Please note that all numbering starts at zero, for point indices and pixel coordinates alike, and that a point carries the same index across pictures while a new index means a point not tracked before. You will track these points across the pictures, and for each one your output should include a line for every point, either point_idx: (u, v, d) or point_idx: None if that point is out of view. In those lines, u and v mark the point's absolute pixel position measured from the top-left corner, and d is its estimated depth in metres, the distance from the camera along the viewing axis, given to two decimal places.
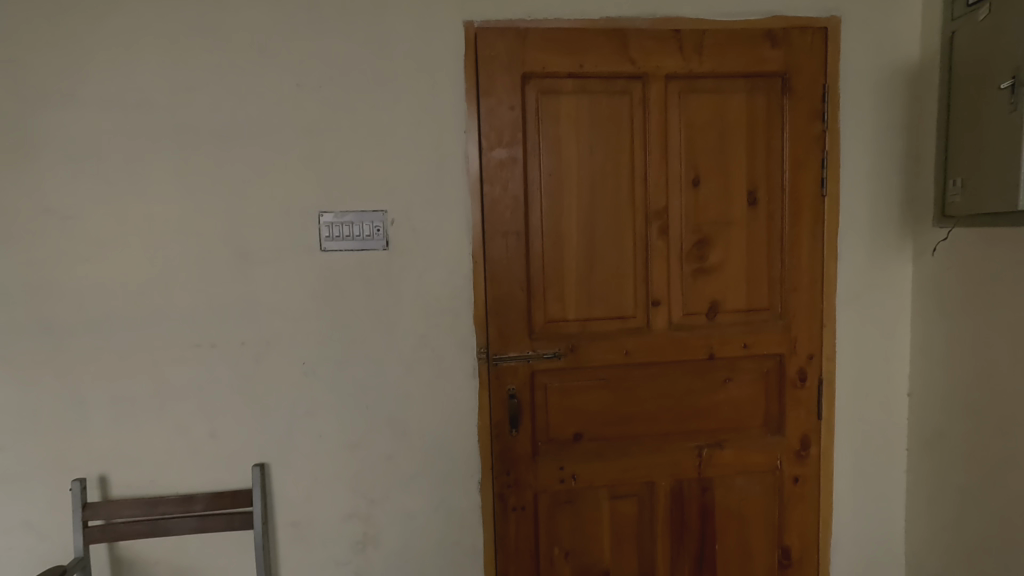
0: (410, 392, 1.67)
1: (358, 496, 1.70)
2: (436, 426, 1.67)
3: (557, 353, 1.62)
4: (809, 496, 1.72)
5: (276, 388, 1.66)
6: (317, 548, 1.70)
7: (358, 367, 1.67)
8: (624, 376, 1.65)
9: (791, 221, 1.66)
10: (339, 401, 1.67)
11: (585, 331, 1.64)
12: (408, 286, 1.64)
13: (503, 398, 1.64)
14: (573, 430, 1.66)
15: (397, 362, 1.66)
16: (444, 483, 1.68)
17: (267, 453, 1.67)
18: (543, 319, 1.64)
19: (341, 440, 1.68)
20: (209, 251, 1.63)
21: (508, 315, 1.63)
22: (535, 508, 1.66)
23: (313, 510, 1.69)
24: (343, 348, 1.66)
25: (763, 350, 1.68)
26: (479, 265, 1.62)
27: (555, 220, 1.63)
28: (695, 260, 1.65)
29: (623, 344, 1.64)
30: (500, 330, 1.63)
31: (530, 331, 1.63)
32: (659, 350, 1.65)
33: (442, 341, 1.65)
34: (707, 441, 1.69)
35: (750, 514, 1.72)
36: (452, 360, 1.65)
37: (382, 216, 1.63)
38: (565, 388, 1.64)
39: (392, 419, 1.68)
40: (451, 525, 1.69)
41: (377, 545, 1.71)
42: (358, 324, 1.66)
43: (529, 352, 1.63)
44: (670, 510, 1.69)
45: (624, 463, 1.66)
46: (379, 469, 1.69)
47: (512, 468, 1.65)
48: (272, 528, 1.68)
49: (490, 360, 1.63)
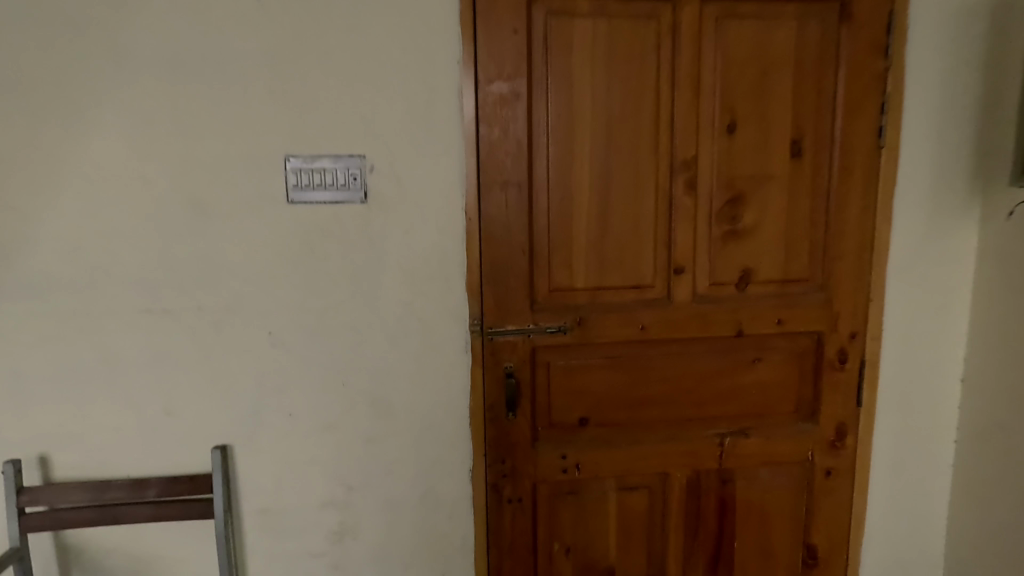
0: (393, 368, 1.45)
1: (335, 484, 1.50)
2: (422, 406, 1.47)
3: (563, 327, 1.40)
4: (840, 490, 1.53)
5: (239, 360, 1.45)
6: (288, 538, 1.52)
7: (333, 339, 1.45)
8: (639, 355, 1.44)
9: (840, 178, 1.42)
10: (312, 377, 1.46)
11: (595, 302, 1.41)
12: (391, 246, 1.41)
13: (499, 378, 1.43)
14: (579, 415, 1.44)
15: (378, 334, 1.44)
16: (432, 470, 1.49)
17: (230, 433, 1.47)
18: (548, 287, 1.41)
19: (314, 421, 1.48)
20: (157, 202, 1.39)
21: (507, 282, 1.40)
22: (534, 500, 1.46)
23: (284, 498, 1.50)
24: (315, 317, 1.44)
25: (799, 328, 1.46)
26: (474, 223, 1.39)
27: (564, 171, 1.38)
28: (726, 220, 1.41)
29: (638, 317, 1.41)
30: (497, 300, 1.40)
31: (532, 302, 1.40)
32: (681, 325, 1.42)
33: (431, 311, 1.43)
34: (729, 428, 1.49)
35: (774, 509, 1.53)
36: (442, 333, 1.43)
37: (359, 162, 1.38)
38: (571, 367, 1.42)
39: (373, 398, 1.47)
40: (440, 516, 1.50)
41: (356, 536, 1.52)
42: (332, 289, 1.43)
43: (530, 325, 1.40)
44: (685, 504, 1.50)
45: (635, 452, 1.46)
46: (358, 453, 1.49)
47: (508, 456, 1.44)
48: (237, 516, 1.50)
49: (485, 334, 1.41)
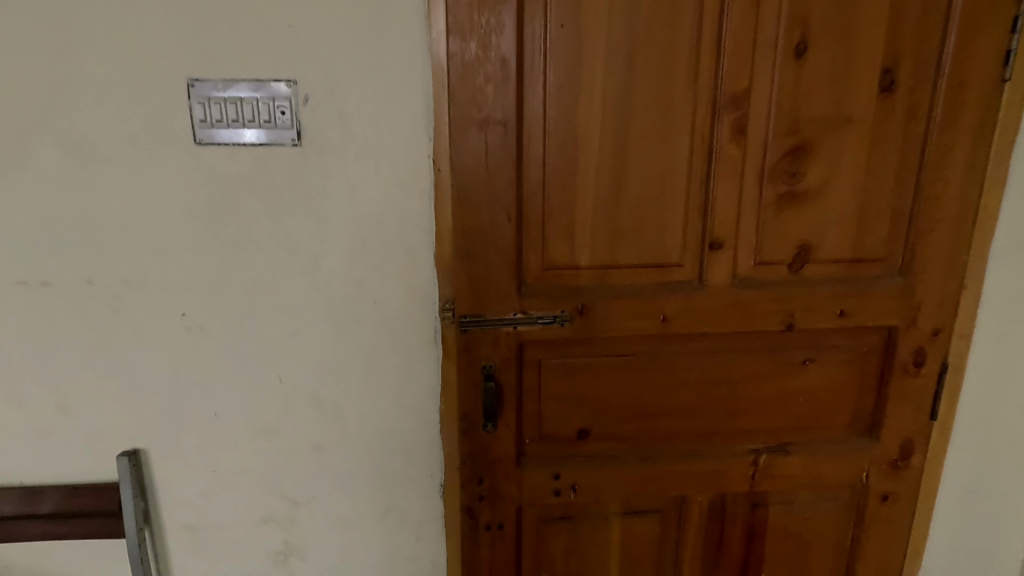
0: (342, 361, 1.15)
1: (276, 498, 1.23)
2: (380, 408, 1.17)
3: (560, 317, 1.07)
4: (897, 519, 1.24)
5: (147, 348, 1.14)
6: (222, 557, 1.26)
7: (266, 323, 1.13)
8: (657, 354, 1.11)
9: (943, 122, 1.04)
10: (241, 370, 1.15)
11: (603, 285, 1.07)
12: (335, 205, 1.06)
13: (476, 380, 1.11)
14: (578, 426, 1.14)
15: (323, 319, 1.12)
16: (394, 483, 1.22)
17: (142, 435, 1.18)
18: (542, 265, 1.07)
19: (245, 423, 1.19)
20: (21, 139, 1.03)
21: (488, 258, 1.06)
22: (518, 526, 1.18)
23: (214, 512, 1.23)
24: (241, 296, 1.12)
25: (867, 322, 1.12)
26: (444, 177, 1.03)
27: (567, 107, 1.01)
28: (783, 178, 1.05)
29: (659, 306, 1.08)
30: (475, 281, 1.07)
31: (520, 283, 1.07)
32: (713, 318, 1.09)
33: (389, 291, 1.10)
34: (766, 443, 1.18)
35: (813, 539, 1.25)
36: (404, 319, 1.11)
37: (288, 90, 1.02)
38: (569, 367, 1.10)
39: (318, 397, 1.17)
40: (404, 537, 1.25)
41: (303, 557, 1.26)
42: (261, 261, 1.10)
43: (518, 314, 1.07)
44: (705, 532, 1.22)
45: (645, 472, 1.17)
46: (303, 462, 1.21)
47: (486, 476, 1.15)
48: (159, 531, 1.24)
49: (458, 323, 1.08)
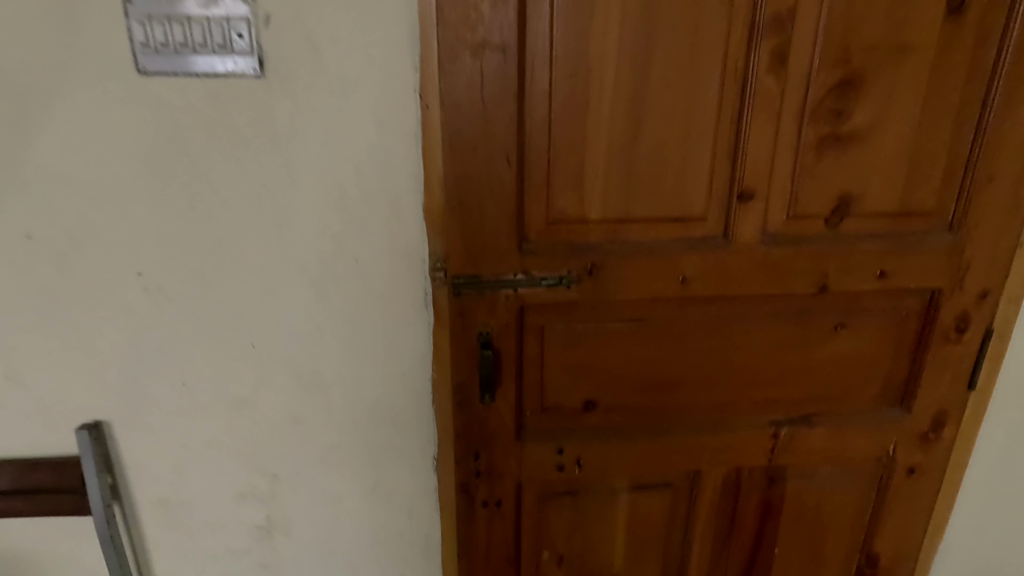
0: (322, 326, 1.03)
1: (255, 472, 1.14)
2: (366, 377, 1.07)
3: (566, 278, 0.94)
4: (922, 494, 1.16)
5: (101, 311, 1.01)
6: (200, 533, 1.18)
7: (234, 284, 1.00)
8: (674, 319, 1.00)
9: (1018, 52, 0.89)
10: (210, 336, 1.04)
11: (616, 242, 0.94)
12: (307, 149, 0.92)
13: (471, 348, 0.99)
14: (583, 398, 1.03)
15: (298, 279, 1.00)
16: (383, 457, 1.13)
17: (102, 407, 1.07)
18: (546, 218, 0.93)
19: (217, 394, 1.08)
20: None
21: (485, 211, 0.92)
22: (517, 503, 1.09)
23: (189, 487, 1.14)
24: (204, 253, 0.98)
25: (909, 284, 1.00)
26: (433, 115, 0.89)
27: (578, 29, 0.85)
28: (827, 118, 0.90)
29: (678, 266, 0.95)
30: (470, 237, 0.94)
31: (521, 240, 0.94)
32: (737, 279, 0.97)
33: (372, 248, 0.97)
34: (788, 415, 1.09)
35: (830, 513, 1.18)
36: (390, 279, 0.98)
37: (245, 8, 0.85)
38: (575, 334, 0.99)
39: (297, 365, 1.06)
40: (395, 512, 1.17)
41: (287, 532, 1.18)
42: (224, 213, 0.96)
43: (518, 275, 0.95)
44: (717, 507, 1.14)
45: (656, 446, 1.08)
46: (282, 435, 1.11)
47: (483, 451, 1.05)
48: (130, 507, 1.15)
49: (451, 285, 0.96)
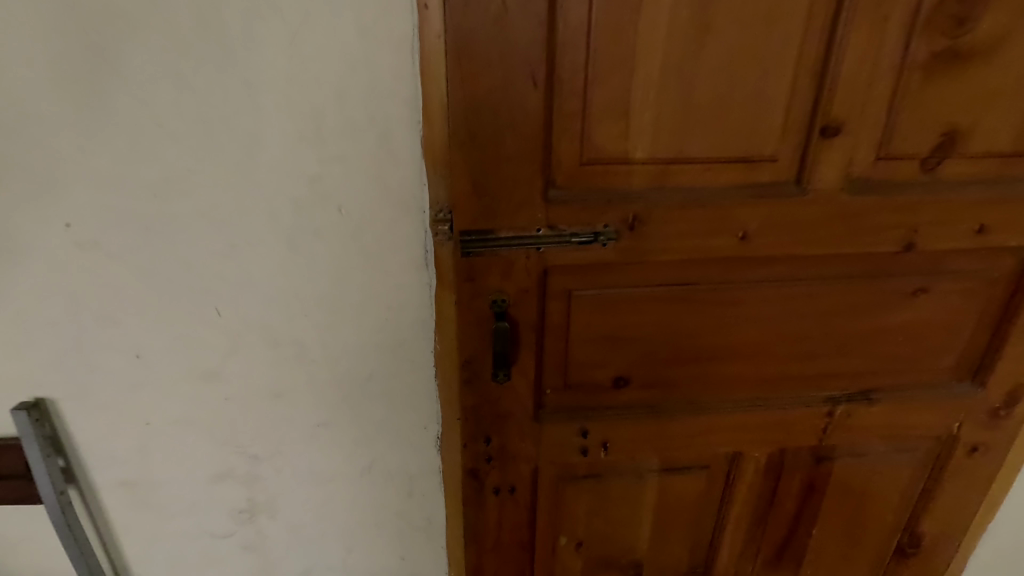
0: (301, 288, 0.86)
1: (230, 452, 0.99)
2: (355, 348, 0.91)
3: (602, 235, 0.76)
4: (981, 472, 1.05)
5: (25, 271, 0.82)
6: (173, 517, 1.04)
7: (189, 238, 0.82)
8: (726, 283, 0.83)
9: None
10: (163, 300, 0.86)
11: (664, 189, 0.75)
12: (269, 64, 0.72)
13: (483, 318, 0.82)
14: (614, 374, 0.87)
15: (268, 232, 0.82)
16: (378, 436, 0.99)
17: (41, 383, 0.91)
18: (579, 158, 0.73)
19: (178, 367, 0.91)
20: None
21: (501, 147, 0.72)
22: (533, 487, 0.96)
23: (155, 469, 1.00)
24: (148, 199, 0.79)
25: (1010, 240, 0.83)
26: (433, 16, 0.67)
27: None
28: (946, 25, 0.70)
29: (738, 219, 0.77)
30: (481, 181, 0.74)
31: (547, 185, 0.74)
32: (809, 235, 0.79)
33: (357, 192, 0.80)
34: (846, 390, 0.94)
35: (877, 493, 1.06)
36: (380, 231, 0.82)
37: None
38: (608, 301, 0.81)
39: (272, 334, 0.89)
40: (394, 494, 1.04)
41: (273, 514, 1.06)
42: (169, 149, 0.76)
43: (542, 230, 0.76)
44: (755, 488, 1.02)
45: (694, 426, 0.93)
46: (258, 413, 0.95)
47: (495, 433, 0.90)
48: (91, 490, 1.01)
49: (459, 243, 0.77)
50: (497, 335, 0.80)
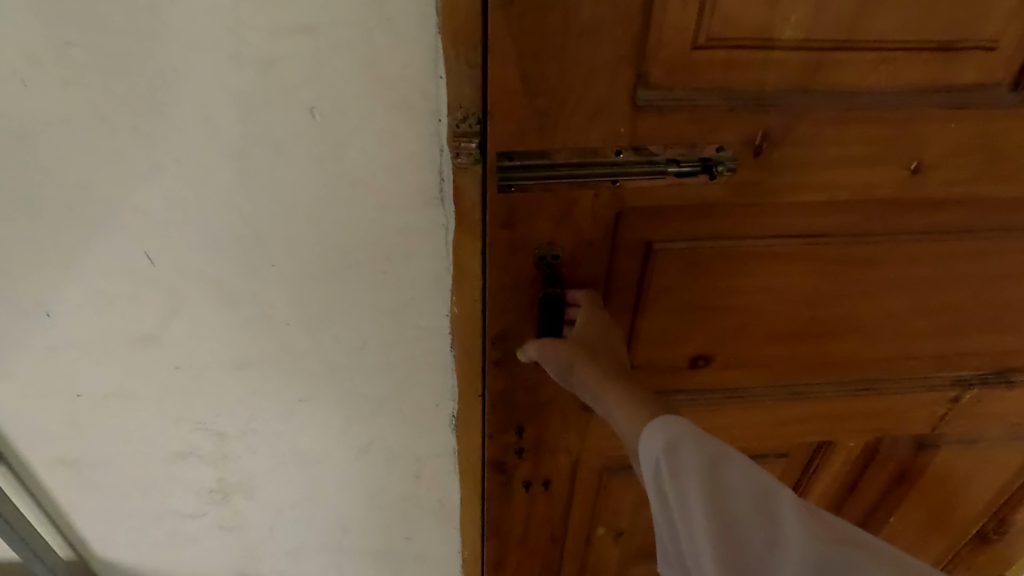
0: (262, 227, 0.63)
1: (190, 429, 0.79)
2: (345, 305, 0.69)
3: (714, 163, 0.52)
4: None
5: None
6: (129, 498, 0.86)
7: (93, 157, 0.57)
8: (864, 236, 0.58)
9: None
10: (74, 242, 0.63)
11: (811, 93, 0.50)
12: None
13: (526, 277, 0.60)
14: (693, 352, 0.65)
15: (208, 149, 0.57)
16: (377, 410, 0.79)
17: None
18: (693, 41, 0.47)
19: (109, 328, 0.69)
20: None
21: (567, 23, 0.46)
22: (572, 481, 0.78)
23: (98, 447, 0.80)
24: (26, 98, 0.54)
25: None
26: None
27: None
28: None
29: (910, 141, 0.53)
30: (532, 80, 0.49)
31: (634, 88, 0.49)
32: (996, 167, 0.55)
33: (336, 88, 0.55)
34: (982, 371, 0.73)
35: (979, 483, 0.88)
36: (370, 150, 0.58)
37: None
38: (700, 257, 0.58)
39: (228, 287, 0.67)
40: (398, 475, 0.87)
41: (250, 495, 0.87)
42: (43, 18, 0.50)
43: (623, 155, 0.52)
44: (837, 476, 0.84)
45: (782, 413, 0.73)
46: (221, 384, 0.75)
47: (529, 422, 0.72)
48: (21, 471, 0.82)
49: (497, 173, 0.53)
50: (548, 303, 0.59)
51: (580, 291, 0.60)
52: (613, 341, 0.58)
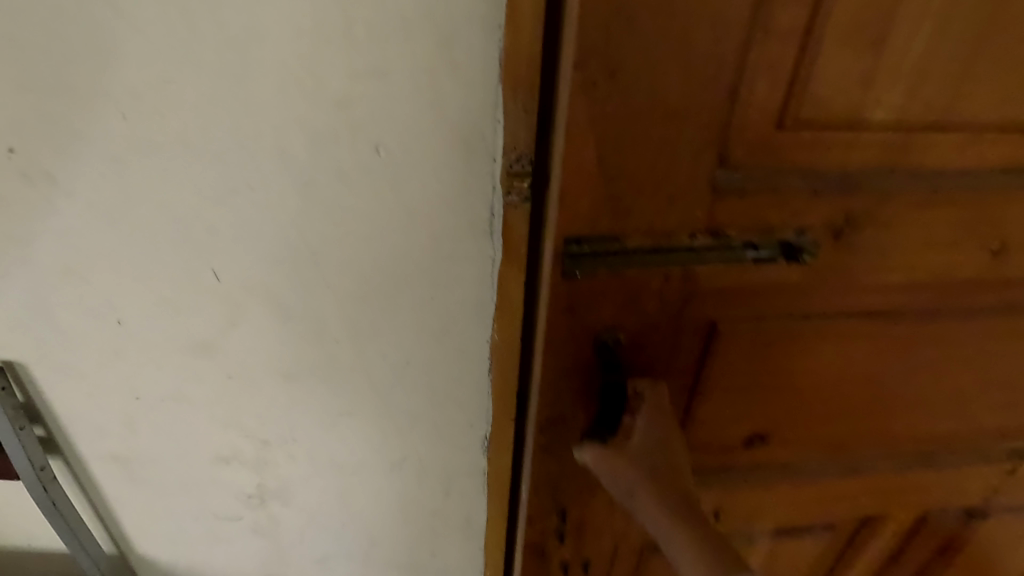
0: (318, 251, 0.64)
1: (235, 436, 0.82)
2: (391, 328, 0.70)
3: (796, 248, 0.51)
4: None
5: None
6: (173, 496, 0.89)
7: (166, 181, 0.60)
8: (940, 319, 0.56)
9: None
10: (144, 257, 0.66)
11: (900, 174, 0.48)
12: None
13: (585, 361, 0.57)
14: (749, 430, 0.64)
15: (272, 177, 0.59)
16: (414, 429, 0.81)
17: (9, 343, 0.74)
18: (779, 121, 0.46)
19: (168, 337, 0.73)
20: None
21: (652, 104, 0.44)
22: (613, 561, 0.76)
23: (148, 446, 0.84)
24: (117, 124, 0.57)
25: None
26: None
27: None
28: None
29: (993, 226, 0.51)
30: (612, 166, 0.47)
31: (715, 169, 0.47)
32: None
33: (400, 125, 0.55)
34: None
35: None
36: (427, 185, 0.59)
37: None
38: (766, 338, 0.57)
39: (282, 305, 0.69)
40: (431, 493, 0.88)
41: (285, 500, 0.90)
42: (134, 51, 0.53)
43: (698, 239, 0.50)
44: (880, 547, 0.81)
45: (837, 491, 0.70)
46: (268, 395, 0.78)
47: (573, 505, 0.70)
48: (75, 465, 0.86)
49: (563, 258, 0.50)
50: (609, 390, 0.56)
51: (642, 381, 0.57)
52: (671, 444, 0.56)
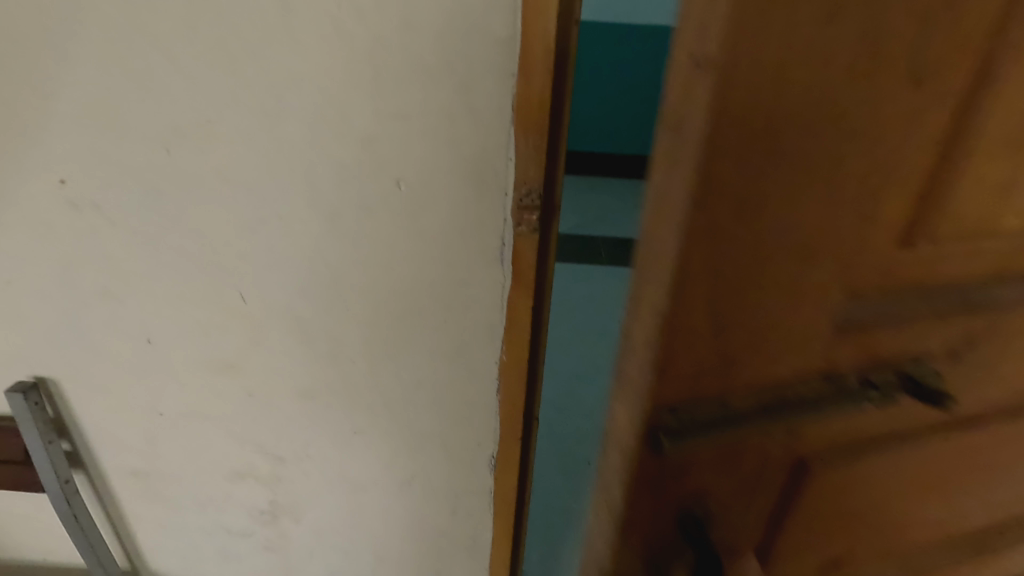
0: (341, 277, 0.70)
1: (253, 452, 0.86)
2: (406, 349, 0.76)
3: (939, 395, 0.49)
4: None
5: (31, 235, 0.70)
6: (188, 512, 0.93)
7: (207, 211, 0.67)
8: (990, 422, 0.60)
9: None
10: (181, 281, 0.72)
11: (1004, 282, 0.49)
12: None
13: (671, 519, 0.52)
14: (831, 557, 0.64)
15: (304, 208, 0.66)
16: (423, 447, 0.85)
17: (43, 361, 0.79)
18: (903, 243, 0.43)
19: (196, 355, 0.78)
20: None
21: (784, 252, 0.40)
22: None
23: (167, 462, 0.88)
24: (165, 160, 0.64)
25: None
26: None
27: None
28: None
29: None
30: (724, 315, 0.42)
31: (845, 304, 0.45)
32: None
33: (420, 163, 0.62)
34: None
35: None
36: (443, 216, 0.66)
37: None
38: (851, 475, 0.57)
39: (304, 326, 0.74)
40: (436, 510, 0.92)
41: (297, 517, 0.93)
42: (187, 99, 0.60)
43: (812, 386, 0.48)
44: None
45: None
46: (285, 412, 0.82)
47: None
48: (98, 479, 0.90)
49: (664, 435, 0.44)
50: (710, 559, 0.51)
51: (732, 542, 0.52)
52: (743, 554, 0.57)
